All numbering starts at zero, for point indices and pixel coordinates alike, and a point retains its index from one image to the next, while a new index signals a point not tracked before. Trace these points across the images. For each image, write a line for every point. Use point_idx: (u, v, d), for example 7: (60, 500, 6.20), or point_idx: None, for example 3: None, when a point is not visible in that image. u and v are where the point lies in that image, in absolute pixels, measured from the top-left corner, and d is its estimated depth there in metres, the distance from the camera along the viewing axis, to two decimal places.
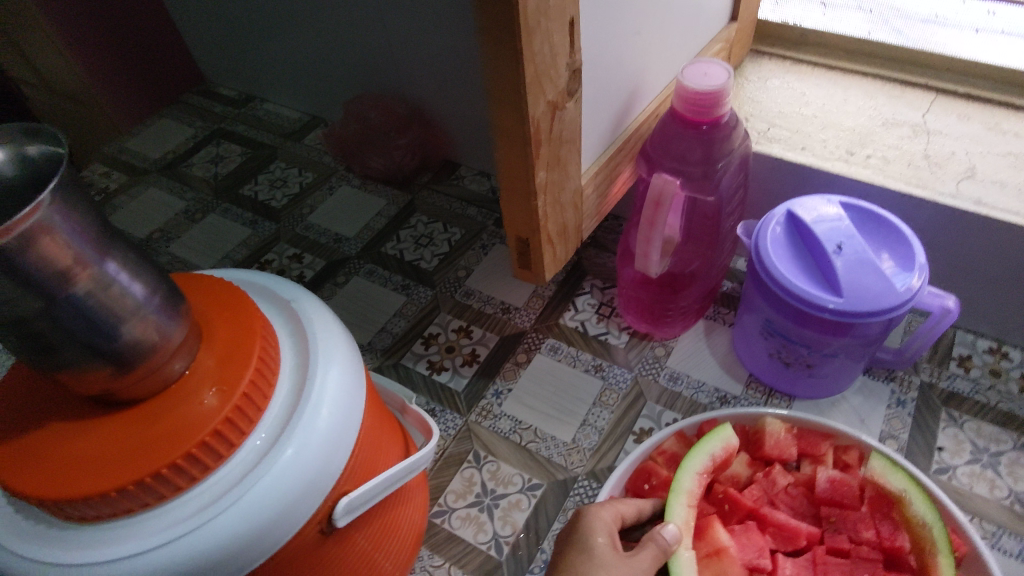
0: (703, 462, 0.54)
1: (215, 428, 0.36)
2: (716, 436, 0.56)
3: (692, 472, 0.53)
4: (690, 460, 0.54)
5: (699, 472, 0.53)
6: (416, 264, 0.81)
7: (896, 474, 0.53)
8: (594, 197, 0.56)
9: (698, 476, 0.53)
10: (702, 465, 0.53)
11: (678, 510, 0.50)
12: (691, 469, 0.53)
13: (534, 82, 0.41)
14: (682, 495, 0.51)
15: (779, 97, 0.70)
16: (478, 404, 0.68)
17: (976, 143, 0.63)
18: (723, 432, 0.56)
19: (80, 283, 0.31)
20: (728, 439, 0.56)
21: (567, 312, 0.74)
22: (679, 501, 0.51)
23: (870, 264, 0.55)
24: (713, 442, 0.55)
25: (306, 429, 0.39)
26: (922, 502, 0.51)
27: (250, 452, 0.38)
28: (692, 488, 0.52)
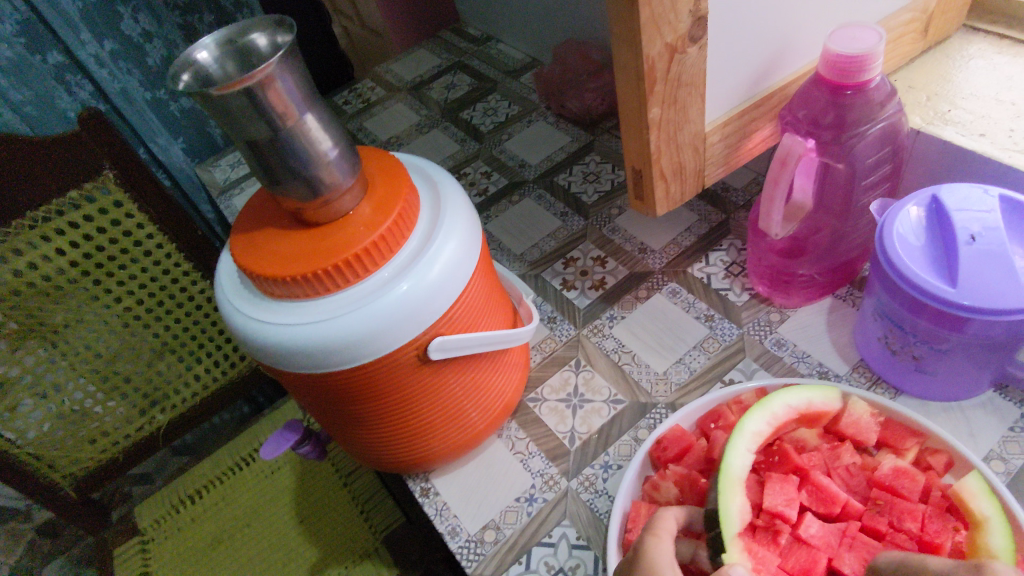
0: (798, 401, 0.58)
1: (356, 253, 0.50)
2: (822, 390, 0.59)
3: (784, 402, 0.58)
4: (787, 393, 0.58)
5: (791, 405, 0.57)
6: (579, 197, 0.90)
7: (993, 507, 0.50)
8: (722, 146, 0.59)
9: (790, 408, 0.57)
10: (798, 403, 0.58)
11: (756, 423, 0.56)
12: (784, 399, 0.58)
13: (650, 24, 0.46)
14: (766, 413, 0.56)
15: (979, 79, 0.65)
16: (592, 323, 0.77)
17: None
18: (829, 392, 0.59)
19: (291, 124, 0.46)
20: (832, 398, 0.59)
21: (697, 263, 0.78)
22: (761, 417, 0.56)
23: (1003, 261, 0.51)
24: (817, 392, 0.59)
25: (421, 273, 0.52)
26: (1007, 542, 0.48)
27: (377, 280, 0.52)
28: (779, 414, 0.57)
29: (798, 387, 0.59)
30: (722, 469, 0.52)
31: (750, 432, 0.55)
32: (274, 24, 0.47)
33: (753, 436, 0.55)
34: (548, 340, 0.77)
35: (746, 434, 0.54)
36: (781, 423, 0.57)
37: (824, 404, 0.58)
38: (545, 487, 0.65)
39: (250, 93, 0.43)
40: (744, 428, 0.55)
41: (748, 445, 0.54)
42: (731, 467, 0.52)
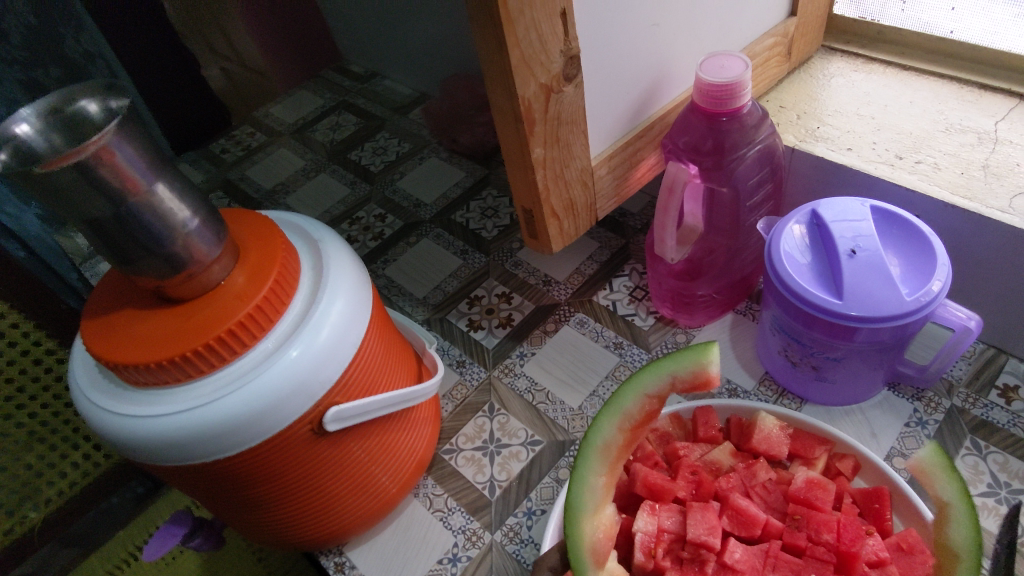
0: (660, 383, 0.53)
1: (230, 327, 0.45)
2: (687, 359, 0.54)
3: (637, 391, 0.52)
4: (641, 377, 0.53)
5: (647, 395, 0.52)
6: (478, 232, 0.88)
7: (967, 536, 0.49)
8: (610, 178, 0.59)
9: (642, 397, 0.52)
10: (654, 388, 0.53)
11: (604, 429, 0.51)
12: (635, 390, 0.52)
13: (522, 66, 0.45)
14: (616, 415, 0.51)
15: (841, 95, 0.68)
16: (502, 363, 0.74)
17: None
18: (696, 359, 0.53)
19: (137, 197, 0.41)
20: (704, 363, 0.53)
21: (601, 291, 0.78)
22: (611, 421, 0.51)
23: (882, 269, 0.54)
24: (678, 365, 0.53)
25: (309, 337, 0.48)
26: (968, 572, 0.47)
27: (260, 353, 0.47)
28: (632, 409, 0.52)
29: (659, 363, 0.54)
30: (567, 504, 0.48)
31: (598, 446, 0.50)
32: (107, 88, 0.43)
33: (601, 449, 0.50)
34: (458, 386, 0.73)
35: (593, 450, 0.50)
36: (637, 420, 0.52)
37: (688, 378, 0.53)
38: (468, 544, 0.62)
39: (82, 168, 0.38)
40: (589, 443, 0.50)
41: (597, 467, 0.50)
42: (578, 492, 0.48)
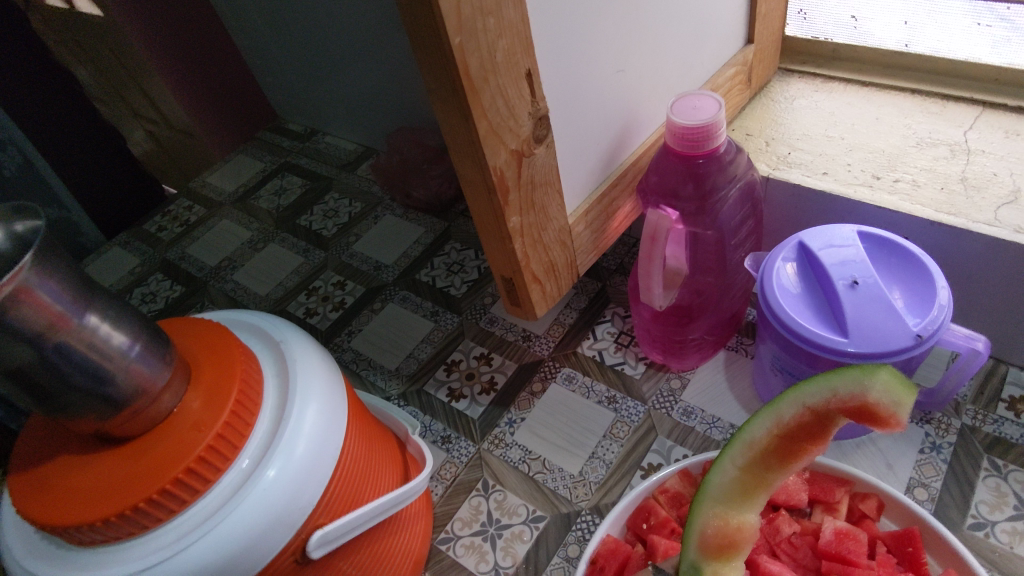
0: (822, 395, 0.37)
1: (188, 465, 0.39)
2: (868, 376, 0.36)
3: (801, 398, 0.38)
4: (806, 383, 0.38)
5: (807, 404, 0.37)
6: (447, 291, 0.84)
7: None
8: (588, 233, 0.56)
9: (805, 405, 0.38)
10: (817, 400, 0.37)
11: (758, 430, 0.39)
12: (796, 396, 0.38)
13: (490, 135, 0.41)
14: (769, 416, 0.39)
15: (806, 117, 0.69)
16: (491, 433, 0.69)
17: (1021, 163, 0.59)
18: (874, 379, 0.35)
19: (65, 334, 0.36)
20: (867, 386, 0.35)
21: (585, 341, 0.74)
22: (767, 419, 0.39)
23: (883, 300, 0.51)
24: (845, 379, 0.36)
25: (282, 457, 0.42)
26: None
27: (227, 485, 0.41)
28: (789, 417, 0.38)
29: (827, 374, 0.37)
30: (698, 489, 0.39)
31: (740, 442, 0.39)
32: (10, 211, 0.37)
33: (746, 444, 0.39)
34: (447, 465, 0.68)
35: (737, 443, 0.39)
36: (798, 434, 0.38)
37: (858, 399, 0.36)
38: None
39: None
40: (738, 437, 0.39)
41: (736, 458, 0.39)
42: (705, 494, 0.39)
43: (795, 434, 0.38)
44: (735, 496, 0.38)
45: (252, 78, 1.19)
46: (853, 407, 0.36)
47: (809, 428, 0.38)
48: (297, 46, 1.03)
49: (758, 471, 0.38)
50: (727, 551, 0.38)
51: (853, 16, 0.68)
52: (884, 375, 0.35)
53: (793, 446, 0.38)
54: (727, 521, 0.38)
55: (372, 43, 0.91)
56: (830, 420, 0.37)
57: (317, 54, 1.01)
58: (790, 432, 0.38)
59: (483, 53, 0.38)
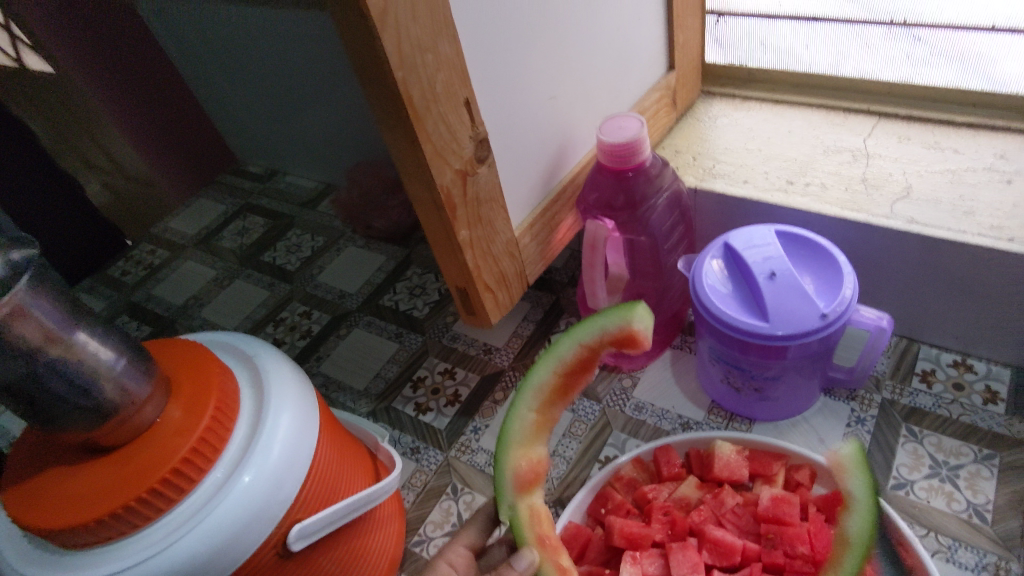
0: (592, 334, 0.45)
1: (175, 465, 0.43)
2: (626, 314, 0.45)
3: (574, 340, 0.45)
4: (576, 327, 0.46)
5: (581, 343, 0.45)
6: (410, 313, 0.88)
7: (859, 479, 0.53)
8: (534, 245, 0.61)
9: (579, 346, 0.45)
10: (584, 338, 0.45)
11: (541, 375, 0.46)
12: (573, 338, 0.46)
13: (436, 157, 0.46)
14: (552, 360, 0.46)
15: (728, 133, 0.76)
16: (458, 440, 0.73)
17: (913, 164, 0.67)
18: (629, 312, 0.45)
19: (57, 349, 0.41)
20: (631, 319, 0.45)
21: (542, 350, 0.79)
22: (546, 364, 0.46)
23: (799, 290, 0.57)
24: (608, 317, 0.45)
25: (260, 458, 0.46)
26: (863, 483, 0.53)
27: (208, 487, 0.44)
28: (566, 357, 0.46)
29: (592, 318, 0.46)
30: (501, 433, 0.45)
31: (530, 387, 0.46)
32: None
33: (535, 391, 0.46)
34: (417, 473, 0.71)
35: (527, 391, 0.46)
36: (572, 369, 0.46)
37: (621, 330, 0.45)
38: None
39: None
40: (525, 384, 0.46)
41: (529, 404, 0.46)
42: (508, 438, 0.45)
43: (570, 369, 0.46)
44: (531, 435, 0.46)
45: (209, 124, 1.23)
46: (615, 335, 0.46)
47: (581, 361, 0.46)
48: (255, 91, 1.07)
49: (543, 409, 0.47)
50: (532, 480, 0.47)
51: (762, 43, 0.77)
52: (638, 307, 0.45)
53: (566, 379, 0.47)
54: (528, 459, 0.46)
55: (329, 85, 0.96)
56: (596, 352, 0.46)
57: (275, 97, 1.06)
58: (567, 369, 0.46)
59: (423, 84, 0.43)
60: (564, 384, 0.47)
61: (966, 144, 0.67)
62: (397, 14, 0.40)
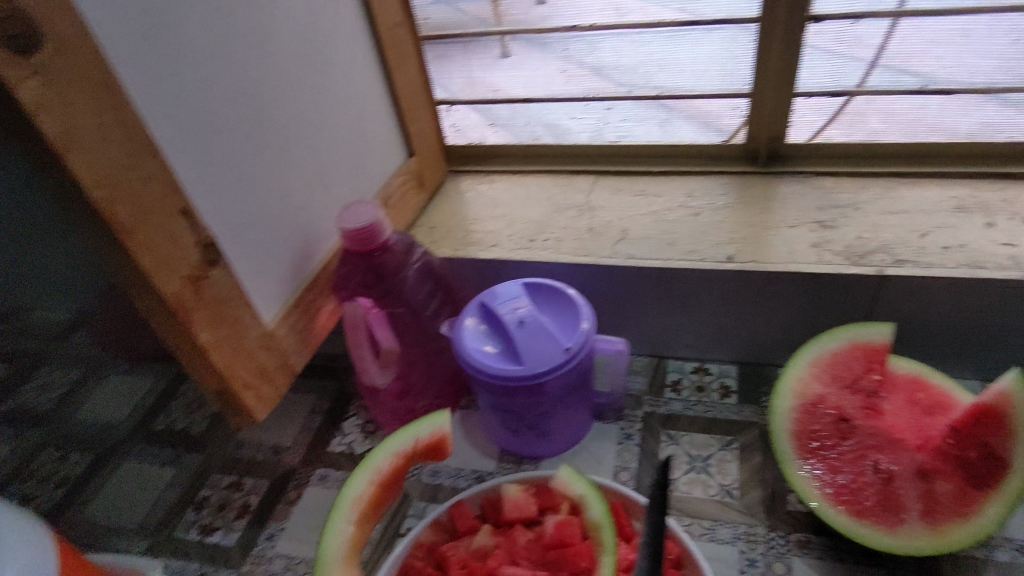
0: (407, 443, 0.60)
1: None
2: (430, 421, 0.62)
3: (386, 451, 0.59)
4: (390, 439, 0.60)
5: (395, 452, 0.59)
6: (187, 432, 0.81)
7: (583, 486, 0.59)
8: (295, 334, 0.60)
9: (392, 455, 0.59)
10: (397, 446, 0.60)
11: (357, 485, 0.57)
12: (385, 450, 0.59)
13: (157, 266, 0.46)
14: (368, 471, 0.58)
15: (476, 203, 0.83)
16: (251, 552, 0.68)
17: (626, 210, 0.78)
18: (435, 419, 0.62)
19: None
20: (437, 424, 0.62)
21: (334, 439, 0.77)
22: (363, 476, 0.58)
23: (546, 333, 0.62)
24: (421, 426, 0.62)
25: None
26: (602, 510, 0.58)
27: None
28: (382, 465, 0.59)
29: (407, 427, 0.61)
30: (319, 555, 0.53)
31: (349, 499, 0.56)
32: None
33: (351, 501, 0.56)
34: None
35: (345, 504, 0.56)
36: (387, 475, 0.59)
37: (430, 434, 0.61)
38: None
39: None
40: (343, 500, 0.56)
41: (346, 517, 0.55)
42: (327, 553, 0.53)
43: (387, 475, 0.59)
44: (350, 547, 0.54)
45: None
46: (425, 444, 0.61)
47: (395, 469, 0.59)
48: None
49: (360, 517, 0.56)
50: None
51: (491, 122, 0.89)
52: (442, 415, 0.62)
53: (387, 482, 0.59)
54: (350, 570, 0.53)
55: None
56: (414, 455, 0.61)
57: None
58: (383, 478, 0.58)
59: (128, 199, 0.43)
60: (380, 490, 0.59)
61: (662, 188, 0.81)
62: (84, 138, 0.40)
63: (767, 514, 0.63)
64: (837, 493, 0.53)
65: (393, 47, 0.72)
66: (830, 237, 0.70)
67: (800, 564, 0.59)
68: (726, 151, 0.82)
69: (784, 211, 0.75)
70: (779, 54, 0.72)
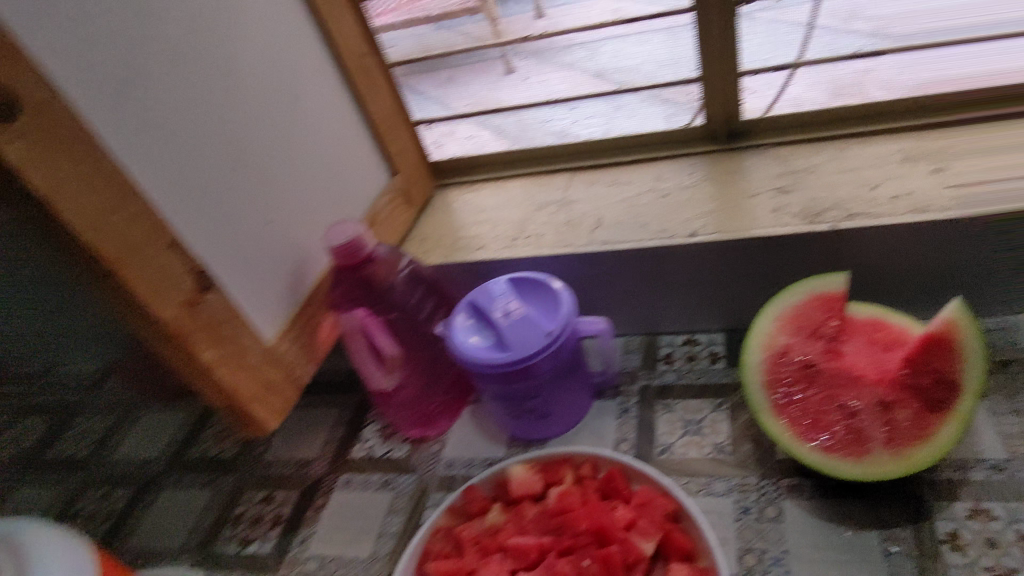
0: (535, 458, 0.68)
1: None
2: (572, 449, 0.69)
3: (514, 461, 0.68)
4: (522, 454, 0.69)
5: (521, 462, 0.68)
6: (218, 457, 0.86)
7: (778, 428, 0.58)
8: (298, 348, 0.65)
9: (525, 465, 0.68)
10: (548, 456, 0.68)
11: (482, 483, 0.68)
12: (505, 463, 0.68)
13: (152, 294, 0.51)
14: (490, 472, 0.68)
15: (463, 213, 0.91)
16: (286, 555, 0.73)
17: (601, 201, 0.85)
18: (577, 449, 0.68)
19: None
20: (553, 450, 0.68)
21: (355, 446, 0.83)
22: (485, 479, 0.68)
23: (529, 321, 0.68)
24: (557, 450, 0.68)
25: None
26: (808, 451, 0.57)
27: None
28: (502, 474, 0.68)
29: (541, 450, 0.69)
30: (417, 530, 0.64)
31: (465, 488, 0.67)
32: None
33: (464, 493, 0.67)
34: None
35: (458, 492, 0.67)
36: (517, 478, 0.67)
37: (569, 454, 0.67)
38: None
39: None
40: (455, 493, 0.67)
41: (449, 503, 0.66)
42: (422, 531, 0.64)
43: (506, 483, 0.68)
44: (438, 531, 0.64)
45: None
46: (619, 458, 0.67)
47: (524, 477, 0.67)
48: None
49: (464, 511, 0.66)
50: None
51: (470, 138, 0.96)
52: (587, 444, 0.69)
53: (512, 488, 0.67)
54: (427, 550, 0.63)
55: None
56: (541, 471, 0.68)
57: None
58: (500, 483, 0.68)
59: (117, 236, 0.49)
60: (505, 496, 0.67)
61: (633, 176, 0.88)
62: (63, 189, 0.46)
63: (759, 464, 0.67)
64: (806, 433, 0.58)
65: (362, 80, 0.79)
66: (789, 201, 0.75)
67: (791, 506, 0.63)
68: (687, 135, 0.87)
69: (747, 181, 0.80)
70: (718, 37, 0.78)
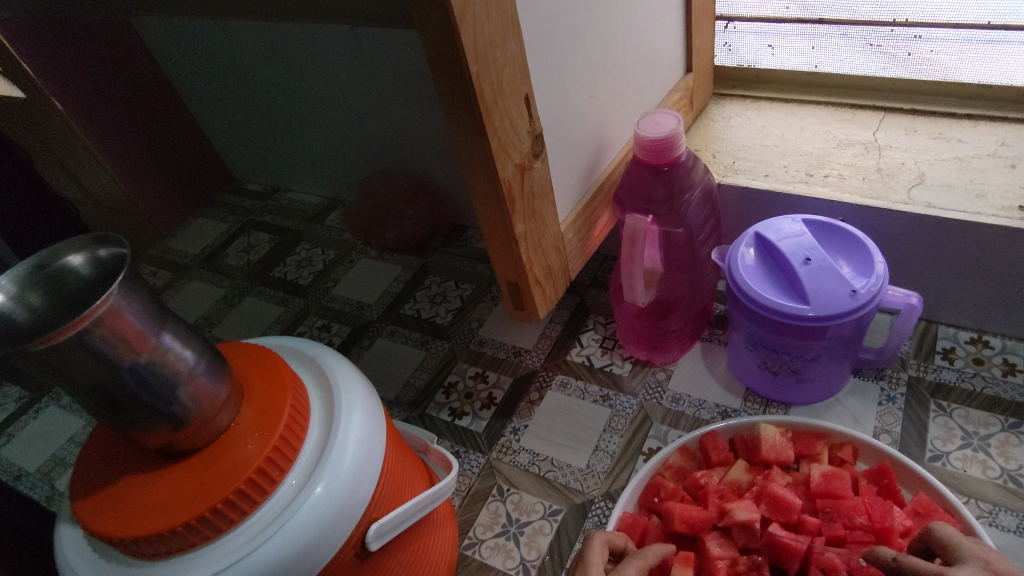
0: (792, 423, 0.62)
1: (250, 471, 0.43)
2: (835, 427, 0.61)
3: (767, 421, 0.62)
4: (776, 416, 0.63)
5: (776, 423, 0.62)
6: (433, 320, 0.88)
7: None
8: (576, 239, 0.62)
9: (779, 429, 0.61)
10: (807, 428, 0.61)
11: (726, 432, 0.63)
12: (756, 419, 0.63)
13: (501, 151, 0.47)
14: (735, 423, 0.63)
15: (743, 130, 0.80)
16: (498, 442, 0.73)
17: (923, 153, 0.70)
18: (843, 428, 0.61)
19: (145, 351, 0.40)
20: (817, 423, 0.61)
21: (573, 349, 0.80)
22: (729, 429, 0.63)
23: (833, 271, 0.59)
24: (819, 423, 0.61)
25: (331, 469, 0.45)
26: None
27: (282, 496, 0.44)
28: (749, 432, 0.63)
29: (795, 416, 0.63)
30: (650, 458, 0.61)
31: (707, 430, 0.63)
32: (92, 240, 0.44)
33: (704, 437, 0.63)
34: (461, 477, 0.71)
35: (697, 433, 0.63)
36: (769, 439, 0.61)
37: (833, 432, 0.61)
38: None
39: (83, 337, 0.37)
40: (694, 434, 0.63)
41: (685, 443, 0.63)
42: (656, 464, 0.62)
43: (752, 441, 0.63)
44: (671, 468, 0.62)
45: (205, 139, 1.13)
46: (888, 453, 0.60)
47: (777, 440, 0.61)
48: (254, 111, 1.02)
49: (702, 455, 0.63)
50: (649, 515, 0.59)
51: (769, 44, 0.81)
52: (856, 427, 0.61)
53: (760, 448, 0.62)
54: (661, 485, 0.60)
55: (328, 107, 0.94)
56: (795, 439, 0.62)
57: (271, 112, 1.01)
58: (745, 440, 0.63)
59: (493, 78, 0.44)
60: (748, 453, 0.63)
61: (969, 133, 0.71)
62: (473, 14, 0.40)
63: None
64: None
65: None
66: None
67: None
68: None
69: None
70: None
